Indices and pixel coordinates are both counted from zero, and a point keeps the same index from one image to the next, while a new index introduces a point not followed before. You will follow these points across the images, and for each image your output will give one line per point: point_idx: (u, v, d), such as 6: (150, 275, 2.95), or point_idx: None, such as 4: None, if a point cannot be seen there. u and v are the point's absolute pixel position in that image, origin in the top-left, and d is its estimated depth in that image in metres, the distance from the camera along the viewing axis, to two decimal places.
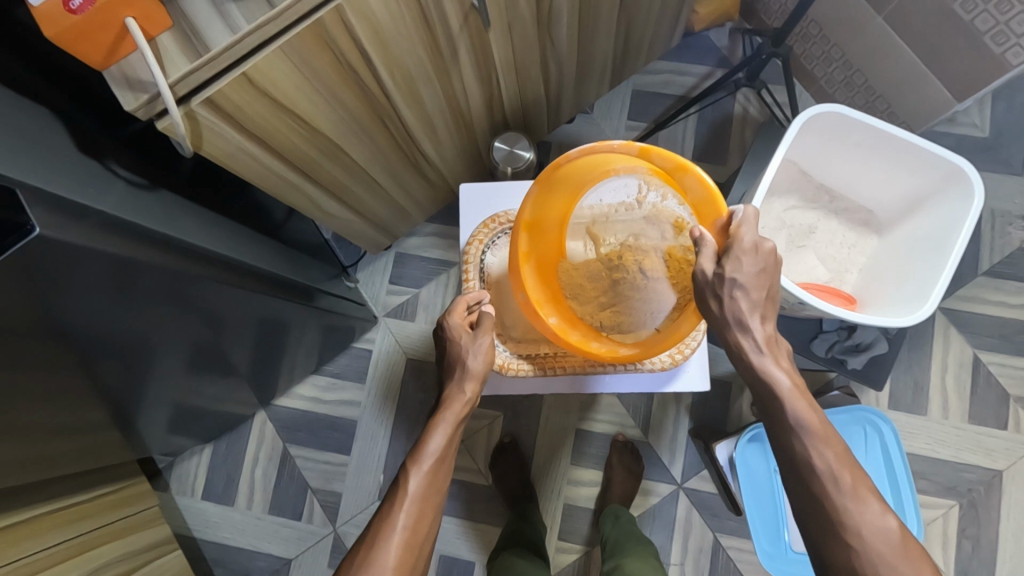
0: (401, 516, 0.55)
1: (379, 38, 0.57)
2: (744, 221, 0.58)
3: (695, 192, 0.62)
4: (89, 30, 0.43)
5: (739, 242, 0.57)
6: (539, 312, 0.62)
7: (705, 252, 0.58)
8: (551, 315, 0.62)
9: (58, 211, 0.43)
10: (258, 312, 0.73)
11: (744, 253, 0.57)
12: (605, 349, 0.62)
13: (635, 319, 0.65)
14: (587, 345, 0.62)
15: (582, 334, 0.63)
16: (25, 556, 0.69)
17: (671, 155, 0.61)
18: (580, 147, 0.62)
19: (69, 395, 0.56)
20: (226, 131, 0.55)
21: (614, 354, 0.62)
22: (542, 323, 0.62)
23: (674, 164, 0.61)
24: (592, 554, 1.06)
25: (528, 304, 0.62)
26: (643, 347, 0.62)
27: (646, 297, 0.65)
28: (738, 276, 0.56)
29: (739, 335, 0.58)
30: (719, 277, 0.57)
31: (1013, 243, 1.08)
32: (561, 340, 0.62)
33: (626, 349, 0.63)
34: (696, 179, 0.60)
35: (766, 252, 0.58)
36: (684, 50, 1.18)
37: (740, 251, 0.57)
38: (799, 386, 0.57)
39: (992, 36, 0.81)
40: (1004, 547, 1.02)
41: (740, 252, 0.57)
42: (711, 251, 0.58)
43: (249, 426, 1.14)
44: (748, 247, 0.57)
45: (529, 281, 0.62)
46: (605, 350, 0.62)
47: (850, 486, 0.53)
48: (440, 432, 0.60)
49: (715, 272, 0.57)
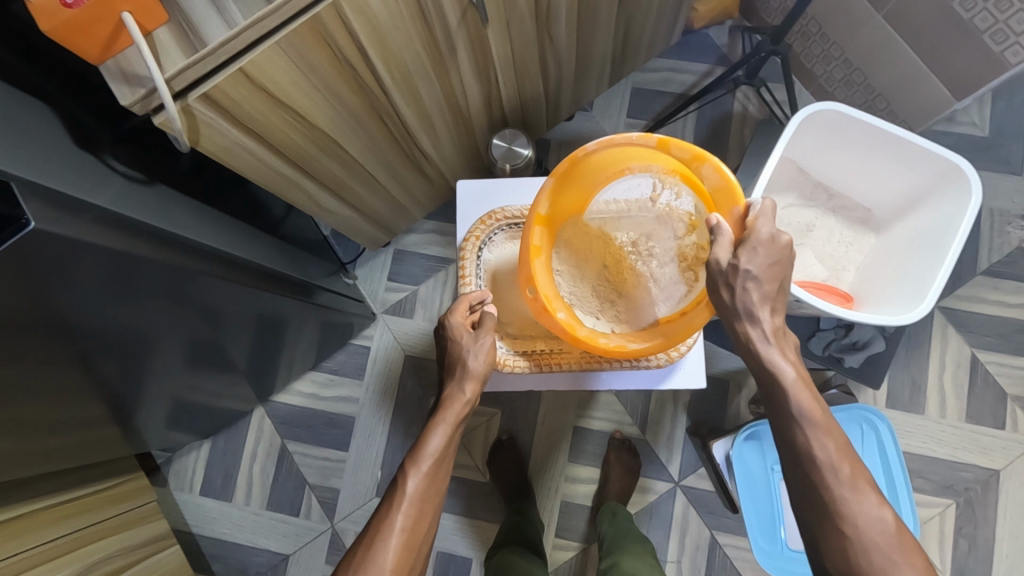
0: (399, 517, 0.55)
1: (378, 35, 0.57)
2: (761, 214, 0.58)
3: (712, 180, 0.61)
4: (84, 23, 0.43)
5: (756, 234, 0.57)
6: (549, 308, 0.61)
7: (721, 241, 0.58)
8: (560, 311, 0.62)
9: (53, 205, 0.43)
10: (256, 309, 0.73)
11: (759, 244, 0.56)
12: (615, 344, 0.62)
13: (643, 312, 0.67)
14: (598, 340, 0.62)
15: (589, 330, 0.63)
16: (24, 550, 0.69)
17: (689, 147, 0.60)
18: (597, 140, 0.60)
19: (67, 390, 0.56)
20: (224, 126, 0.56)
21: (623, 349, 0.61)
22: (551, 320, 0.61)
23: (691, 154, 0.60)
24: (589, 551, 1.06)
25: (538, 300, 0.61)
26: (654, 341, 0.63)
27: (657, 290, 0.68)
28: (752, 267, 0.56)
29: (747, 325, 0.58)
30: (733, 266, 0.56)
31: (1011, 242, 1.08)
32: (570, 336, 0.61)
33: (634, 343, 0.63)
34: (713, 169, 0.60)
35: (782, 245, 0.57)
36: (683, 48, 1.18)
37: (756, 242, 0.56)
38: (803, 377, 0.57)
39: (991, 35, 0.81)
40: (1001, 547, 1.02)
41: (756, 243, 0.56)
42: (728, 240, 0.58)
43: (248, 421, 1.14)
44: (764, 239, 0.57)
45: (539, 276, 0.62)
46: (614, 345, 0.62)
47: (849, 476, 0.53)
48: (438, 432, 0.61)
49: (729, 262, 0.57)
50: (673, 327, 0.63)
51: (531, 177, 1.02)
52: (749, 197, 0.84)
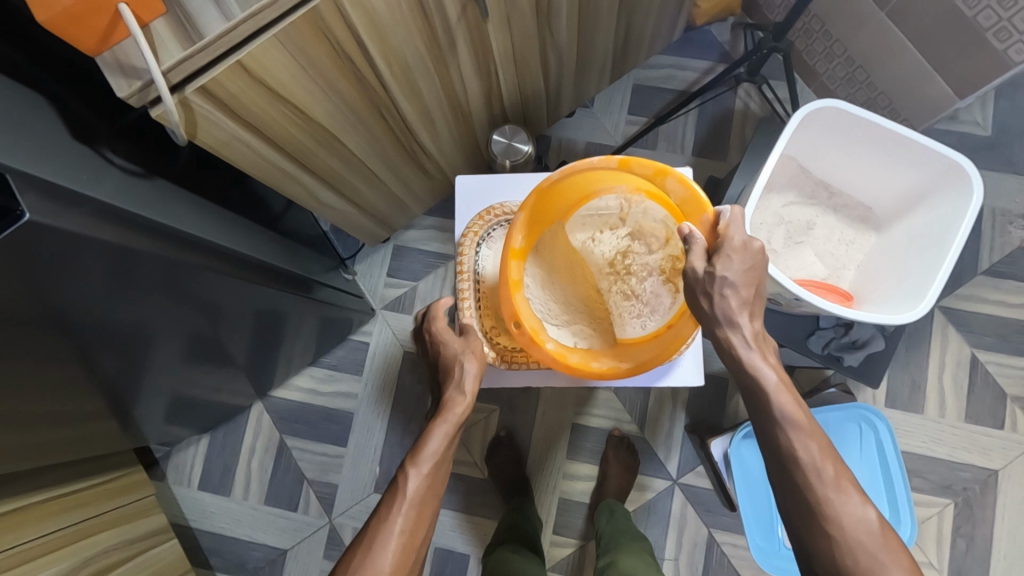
0: (398, 520, 0.55)
1: (375, 29, 0.57)
2: (732, 221, 0.58)
3: (678, 193, 0.63)
4: (81, 15, 0.42)
5: (728, 241, 0.57)
6: (537, 339, 0.61)
7: (696, 250, 0.58)
8: (548, 341, 0.62)
9: (53, 198, 0.43)
10: (255, 304, 0.73)
11: (733, 252, 0.57)
12: (606, 367, 0.62)
13: (624, 326, 0.67)
14: (588, 366, 0.62)
15: (580, 355, 0.63)
16: (19, 543, 0.69)
17: (650, 163, 0.62)
18: (560, 169, 0.63)
19: (64, 385, 0.56)
20: (221, 119, 0.55)
21: (615, 370, 0.62)
22: (540, 350, 0.61)
23: (653, 170, 0.62)
24: (586, 548, 1.06)
25: (524, 333, 0.61)
26: (645, 359, 0.62)
27: (643, 312, 0.67)
28: (728, 274, 0.56)
29: (728, 331, 0.57)
30: (709, 275, 0.56)
31: (1013, 242, 1.07)
32: (562, 364, 0.61)
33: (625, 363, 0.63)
34: (677, 182, 0.62)
35: (755, 250, 0.58)
36: (685, 45, 1.17)
37: (729, 249, 0.57)
38: (785, 381, 0.57)
39: (994, 33, 0.80)
40: (999, 547, 1.01)
41: (730, 251, 0.57)
42: (702, 248, 0.58)
43: (247, 416, 1.14)
44: (737, 246, 0.57)
45: (522, 309, 0.62)
46: (607, 368, 0.62)
47: (832, 477, 0.53)
48: (438, 434, 0.60)
49: (706, 270, 0.57)
50: (658, 343, 0.63)
51: (531, 173, 1.02)
52: (748, 196, 0.84)
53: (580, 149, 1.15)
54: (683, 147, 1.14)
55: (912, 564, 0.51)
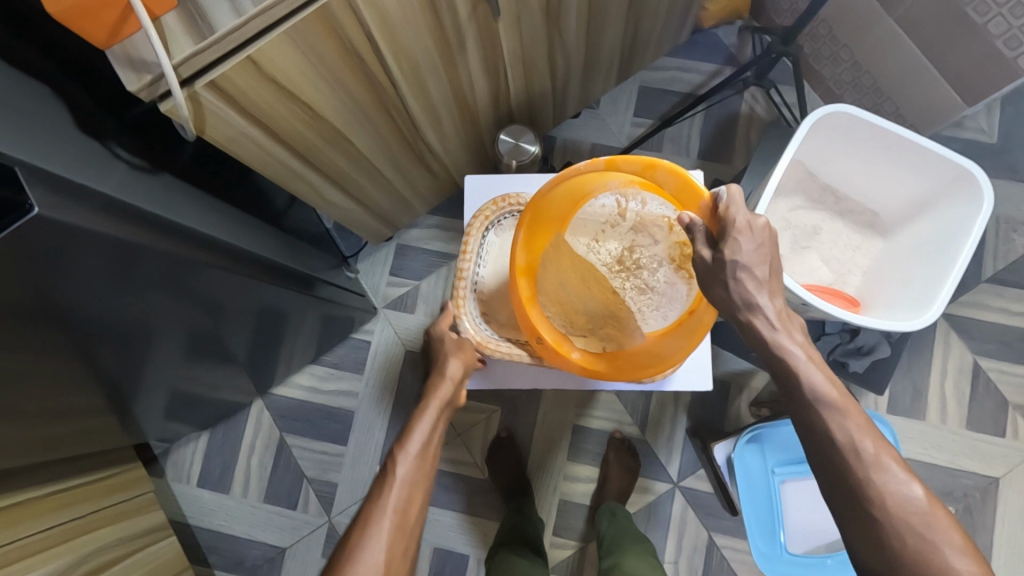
0: (391, 499, 0.55)
1: (386, 27, 0.57)
2: (732, 202, 0.56)
3: (670, 185, 0.62)
4: (92, 8, 0.41)
5: (731, 223, 0.55)
6: (561, 350, 0.62)
7: (699, 238, 0.57)
8: (572, 350, 0.63)
9: (59, 190, 0.42)
10: (258, 300, 0.73)
11: (738, 234, 0.54)
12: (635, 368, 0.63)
13: (646, 322, 0.66)
14: (614, 370, 0.63)
15: (607, 359, 0.63)
16: (17, 539, 0.68)
17: (637, 159, 0.62)
18: (550, 181, 0.64)
19: (66, 379, 0.56)
20: (229, 114, 0.55)
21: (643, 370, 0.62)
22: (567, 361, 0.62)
23: (642, 165, 0.62)
24: (586, 550, 1.06)
25: (546, 347, 0.62)
26: (673, 346, 0.62)
27: (660, 304, 0.66)
28: (739, 258, 0.54)
29: (750, 315, 0.55)
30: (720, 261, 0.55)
31: (1016, 250, 1.07)
32: (589, 371, 0.62)
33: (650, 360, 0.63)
34: (667, 172, 0.62)
35: (761, 227, 0.55)
36: (691, 47, 1.17)
37: (734, 231, 0.54)
38: (814, 358, 0.55)
39: (1004, 40, 0.80)
40: (999, 554, 1.01)
41: (735, 233, 0.54)
42: (704, 235, 0.57)
43: (247, 413, 1.13)
44: (741, 226, 0.54)
45: (540, 326, 0.62)
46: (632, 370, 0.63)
47: (873, 454, 0.52)
48: (425, 420, 0.62)
49: (715, 256, 0.55)
50: (682, 333, 0.62)
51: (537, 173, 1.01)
52: (755, 201, 0.83)
53: (584, 150, 1.15)
54: (689, 150, 1.14)
55: (963, 539, 0.50)
